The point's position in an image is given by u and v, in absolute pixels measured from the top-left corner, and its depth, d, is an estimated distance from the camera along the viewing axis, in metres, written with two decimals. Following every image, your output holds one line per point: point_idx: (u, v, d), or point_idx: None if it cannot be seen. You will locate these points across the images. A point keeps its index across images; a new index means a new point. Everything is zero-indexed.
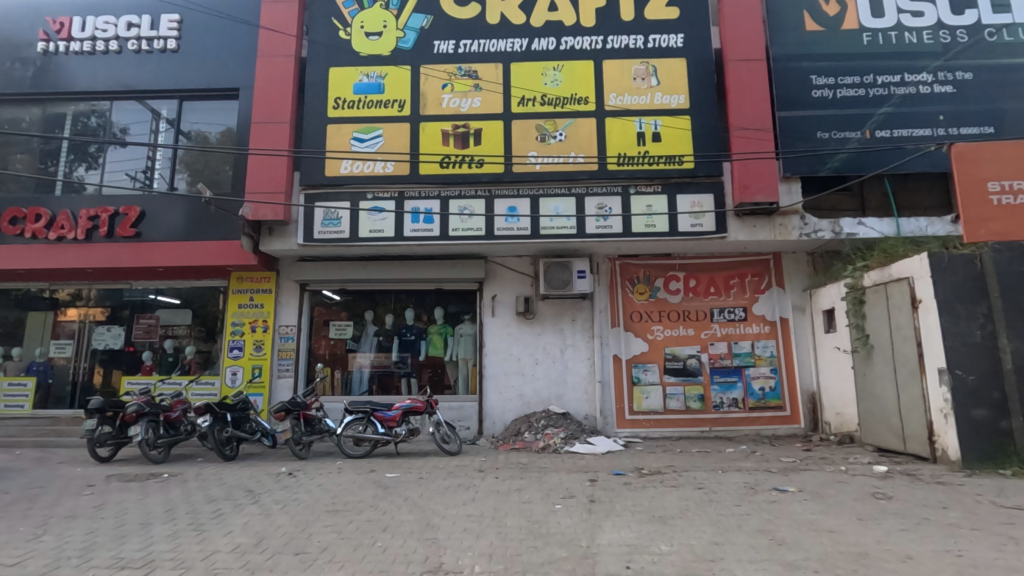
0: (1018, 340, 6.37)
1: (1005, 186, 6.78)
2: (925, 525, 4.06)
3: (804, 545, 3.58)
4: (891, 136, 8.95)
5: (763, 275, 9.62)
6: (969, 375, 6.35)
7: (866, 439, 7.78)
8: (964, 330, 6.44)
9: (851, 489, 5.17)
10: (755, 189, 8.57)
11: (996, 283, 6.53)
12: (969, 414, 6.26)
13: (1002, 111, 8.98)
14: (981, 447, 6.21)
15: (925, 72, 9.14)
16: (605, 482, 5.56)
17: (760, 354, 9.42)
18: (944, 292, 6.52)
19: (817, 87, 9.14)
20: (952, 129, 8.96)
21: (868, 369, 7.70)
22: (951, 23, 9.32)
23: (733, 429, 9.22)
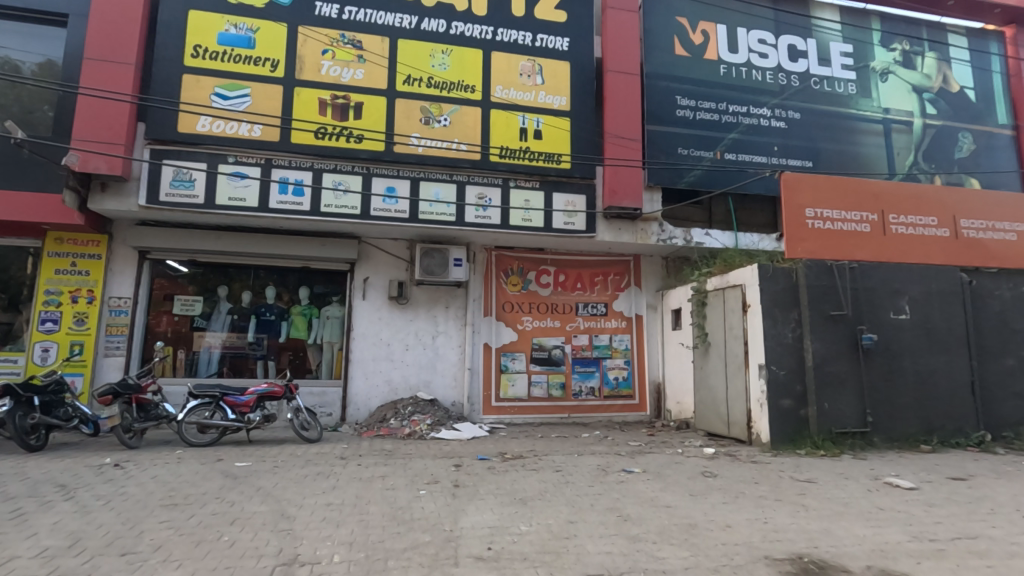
0: (818, 342, 7.58)
1: (817, 213, 8.17)
2: (742, 497, 4.71)
3: (646, 519, 3.96)
4: (736, 159, 10.15)
5: (624, 274, 10.41)
6: (781, 370, 7.47)
7: (698, 425, 8.82)
8: (779, 332, 7.55)
9: (686, 469, 5.83)
10: (622, 195, 9.23)
11: (806, 294, 7.68)
12: (778, 403, 7.38)
13: (819, 149, 10.64)
14: (785, 431, 7.35)
15: (766, 107, 10.50)
16: (470, 467, 5.67)
17: (616, 347, 10.19)
18: (767, 299, 7.59)
19: (680, 107, 10.07)
20: (782, 159, 10.40)
21: (705, 364, 8.73)
22: (788, 68, 10.79)
23: (589, 416, 9.88)
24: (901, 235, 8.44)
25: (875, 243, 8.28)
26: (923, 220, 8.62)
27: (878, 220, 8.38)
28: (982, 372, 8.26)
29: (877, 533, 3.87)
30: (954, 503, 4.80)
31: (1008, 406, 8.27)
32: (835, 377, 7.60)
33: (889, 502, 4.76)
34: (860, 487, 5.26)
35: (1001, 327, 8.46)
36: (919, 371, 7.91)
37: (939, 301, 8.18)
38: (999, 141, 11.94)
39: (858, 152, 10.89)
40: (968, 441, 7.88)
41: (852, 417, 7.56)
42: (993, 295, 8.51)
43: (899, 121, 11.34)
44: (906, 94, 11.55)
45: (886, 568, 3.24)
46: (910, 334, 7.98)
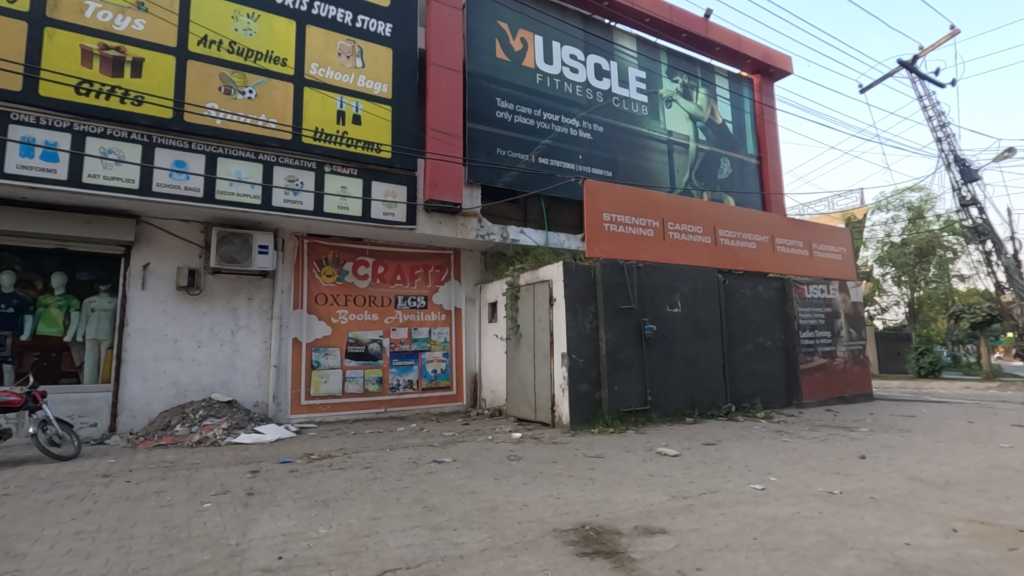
0: (610, 333, 8.55)
1: (613, 218, 9.18)
2: (540, 477, 5.12)
3: (450, 507, 4.07)
4: (548, 164, 10.92)
5: (444, 268, 10.54)
6: (580, 358, 8.26)
7: (509, 411, 9.34)
8: (579, 324, 8.35)
9: (493, 454, 6.13)
10: (443, 189, 9.30)
11: (602, 289, 8.61)
12: (577, 388, 8.15)
13: (617, 161, 11.97)
14: (582, 412, 8.15)
15: (575, 118, 11.47)
16: (269, 472, 5.23)
17: (435, 339, 10.29)
18: (570, 294, 8.33)
19: (499, 109, 10.50)
20: (587, 167, 11.48)
21: (516, 354, 9.28)
22: (594, 85, 11.93)
23: (406, 409, 9.82)
24: (676, 240, 9.92)
25: (656, 246, 9.60)
26: (692, 228, 10.22)
27: (659, 227, 9.73)
28: (730, 355, 10.13)
29: (645, 497, 4.51)
30: (704, 464, 5.81)
31: (747, 382, 10.27)
32: (623, 363, 8.66)
33: (658, 468, 5.57)
34: (637, 458, 6.06)
35: (743, 318, 10.46)
36: (686, 355, 9.40)
37: (702, 296, 9.80)
38: (748, 168, 14.72)
39: (648, 166, 12.50)
40: (719, 412, 9.60)
41: (635, 397, 8.69)
42: (738, 291, 10.49)
43: (679, 143, 13.29)
44: (684, 121, 13.57)
45: (649, 526, 3.78)
46: (680, 325, 9.43)
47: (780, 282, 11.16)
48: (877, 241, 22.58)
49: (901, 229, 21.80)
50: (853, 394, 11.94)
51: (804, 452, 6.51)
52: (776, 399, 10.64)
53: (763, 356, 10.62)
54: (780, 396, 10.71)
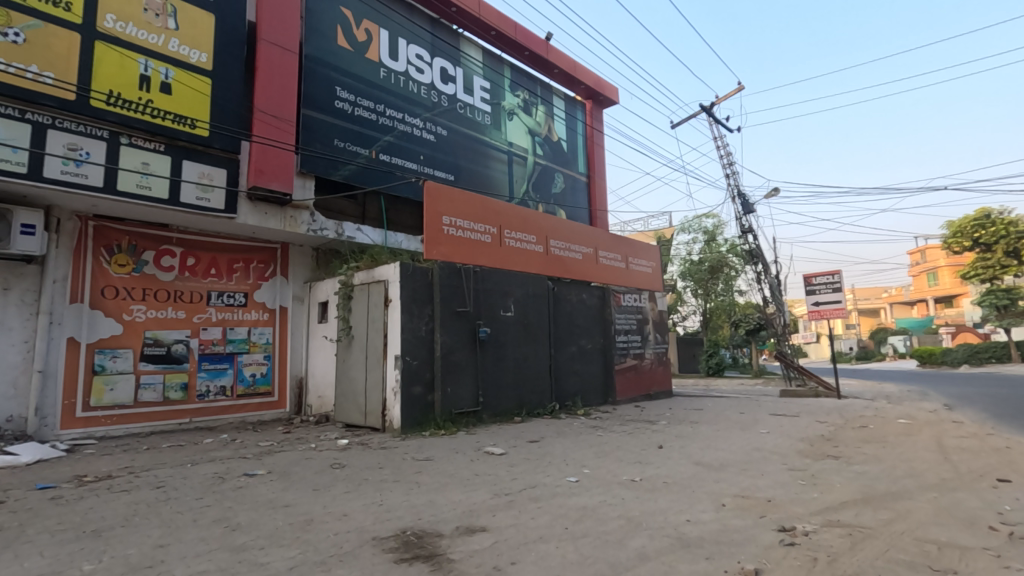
0: (445, 335, 8.59)
1: (452, 221, 9.23)
2: (363, 484, 4.91)
3: (256, 525, 3.70)
4: (390, 162, 10.66)
5: (269, 263, 9.68)
6: (413, 360, 8.16)
7: (338, 417, 8.87)
8: (414, 326, 8.25)
9: (315, 464, 5.74)
10: (270, 176, 8.52)
11: (438, 292, 8.63)
12: (409, 391, 8.03)
13: (459, 166, 12.14)
14: (413, 415, 8.03)
15: (419, 118, 11.38)
16: (20, 503, 4.25)
17: (255, 341, 9.37)
18: (405, 295, 8.20)
19: (339, 98, 9.97)
20: (429, 169, 11.45)
21: (347, 356, 8.86)
22: (440, 88, 11.97)
23: (216, 418, 8.77)
24: (512, 247, 10.33)
25: (493, 251, 9.89)
26: (526, 237, 10.74)
27: (496, 233, 10.05)
28: (556, 357, 10.84)
29: (468, 496, 4.59)
30: (527, 461, 6.10)
31: (570, 382, 11.08)
32: (457, 365, 8.76)
33: (484, 467, 5.71)
34: (465, 459, 6.15)
35: (569, 323, 11.29)
36: (517, 357, 9.84)
37: (533, 302, 10.36)
38: (579, 185, 15.99)
39: (488, 174, 12.89)
40: (545, 411, 10.19)
41: (467, 398, 8.84)
42: (565, 298, 11.30)
43: (518, 155, 13.93)
44: (524, 134, 14.27)
45: (470, 525, 3.85)
46: (512, 328, 9.85)
47: (601, 291, 12.30)
48: (680, 258, 26.04)
49: (699, 248, 25.45)
50: (657, 391, 13.56)
51: (614, 445, 7.20)
52: (594, 397, 11.64)
53: (584, 358, 11.56)
54: (598, 394, 11.74)
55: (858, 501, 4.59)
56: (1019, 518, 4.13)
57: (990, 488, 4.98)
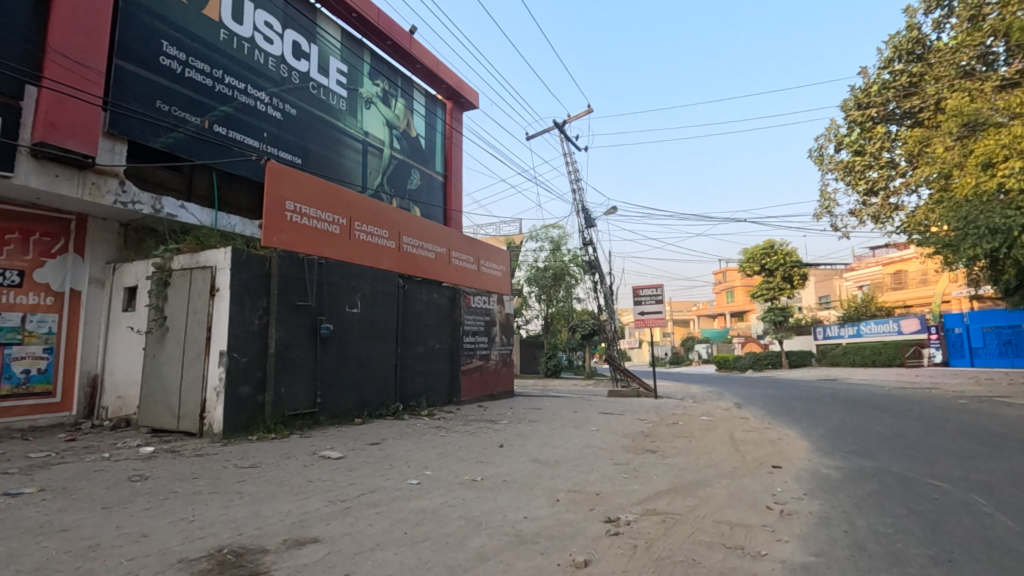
0: (281, 330, 7.89)
1: (296, 208, 8.52)
2: (171, 498, 4.26)
3: (18, 557, 3.00)
4: (226, 135, 9.54)
5: (58, 237, 8.05)
6: (242, 357, 7.36)
7: (142, 422, 7.65)
8: (245, 319, 7.46)
9: (107, 477, 4.84)
10: (65, 133, 7.09)
11: (276, 283, 7.91)
12: (236, 391, 7.22)
13: (307, 149, 11.31)
14: (238, 418, 7.22)
15: (264, 92, 10.36)
16: None
17: (31, 330, 7.71)
18: (236, 285, 7.37)
19: (166, 55, 8.66)
20: (273, 149, 10.48)
21: (159, 351, 7.71)
22: (290, 63, 11.03)
23: None
24: (362, 241, 9.86)
25: (341, 244, 9.34)
26: (377, 231, 10.33)
27: (345, 225, 9.51)
28: (402, 357, 10.59)
29: (299, 505, 4.23)
30: (366, 464, 5.83)
31: (415, 382, 10.90)
32: (293, 363, 8.10)
33: (318, 473, 5.32)
34: (296, 464, 5.68)
35: (417, 322, 11.12)
36: (361, 356, 9.41)
37: (381, 299, 10.01)
38: (435, 184, 15.89)
39: (339, 162, 12.21)
40: (388, 412, 9.88)
41: (303, 399, 8.22)
42: (415, 296, 11.12)
43: (374, 146, 13.41)
44: (381, 125, 13.78)
45: (299, 537, 3.54)
46: (357, 326, 9.40)
47: (451, 291, 12.34)
48: (528, 264, 27.26)
49: (545, 257, 26.88)
50: (500, 391, 13.96)
51: (456, 445, 7.21)
52: (439, 397, 11.59)
53: (431, 358, 11.47)
54: (442, 394, 11.72)
55: (670, 490, 5.16)
56: (787, 498, 4.97)
57: (767, 473, 5.93)
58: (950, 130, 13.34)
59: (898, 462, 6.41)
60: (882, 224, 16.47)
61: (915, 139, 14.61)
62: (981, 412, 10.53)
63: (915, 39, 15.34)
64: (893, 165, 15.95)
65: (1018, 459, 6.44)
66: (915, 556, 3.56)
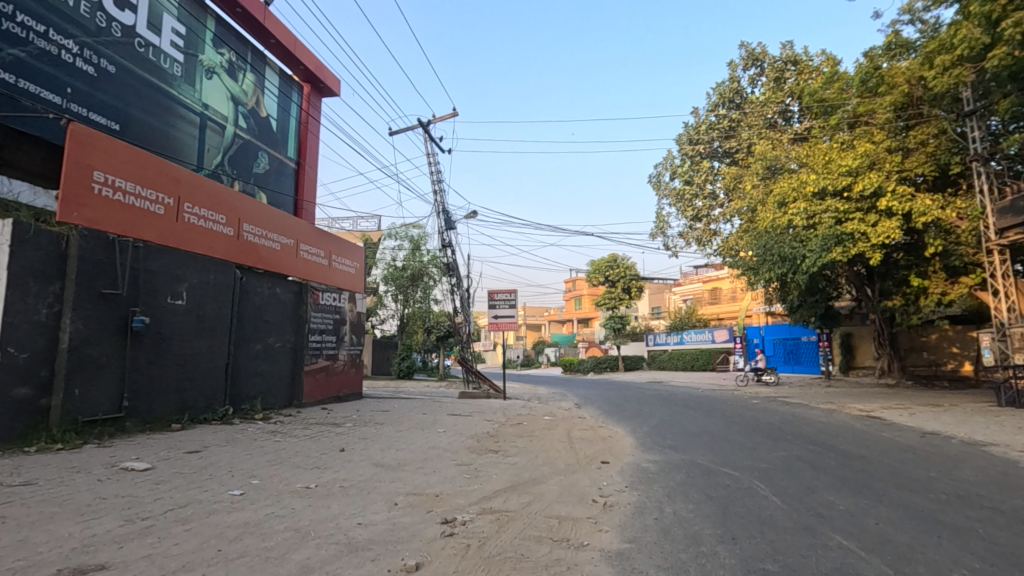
0: (79, 322, 6.73)
1: (107, 180, 7.32)
2: None
3: None
4: (15, 84, 7.90)
5: None
6: (20, 353, 6.14)
7: None
8: (28, 307, 6.24)
9: None
10: None
11: (74, 267, 6.74)
12: (8, 393, 5.99)
13: (128, 114, 9.84)
14: (10, 426, 5.99)
15: (72, 40, 8.79)
16: None
17: None
18: (17, 266, 6.15)
19: None
20: (80, 108, 8.93)
21: None
22: (111, 12, 9.50)
23: None
24: (192, 225, 8.78)
25: (164, 226, 8.22)
26: (213, 216, 9.29)
27: (172, 206, 8.41)
28: (235, 355, 9.65)
29: (85, 528, 3.61)
30: (179, 476, 5.18)
31: (249, 383, 9.98)
32: (92, 361, 6.93)
33: (116, 489, 4.60)
34: (87, 479, 4.85)
35: (255, 317, 10.22)
36: (183, 354, 8.36)
37: (212, 291, 9.00)
38: (285, 170, 14.79)
39: (169, 134, 10.82)
40: (214, 416, 8.90)
41: (105, 403, 7.08)
42: (254, 290, 10.21)
43: (213, 121, 12.08)
44: (224, 99, 12.46)
45: (81, 564, 3.03)
46: (181, 319, 8.35)
47: (297, 286, 11.55)
48: (385, 262, 26.58)
49: (403, 256, 26.40)
50: (347, 392, 13.33)
51: (291, 451, 6.72)
52: (277, 399, 10.74)
53: (270, 357, 10.59)
54: (281, 396, 10.88)
55: (507, 489, 5.33)
56: (611, 491, 5.44)
57: (596, 469, 6.44)
58: (757, 172, 15.76)
59: (703, 455, 7.33)
60: (703, 246, 18.86)
61: (732, 176, 16.95)
62: (768, 410, 12.49)
63: (735, 90, 17.84)
64: (714, 197, 18.36)
65: (790, 449, 7.75)
66: (707, 536, 4.11)
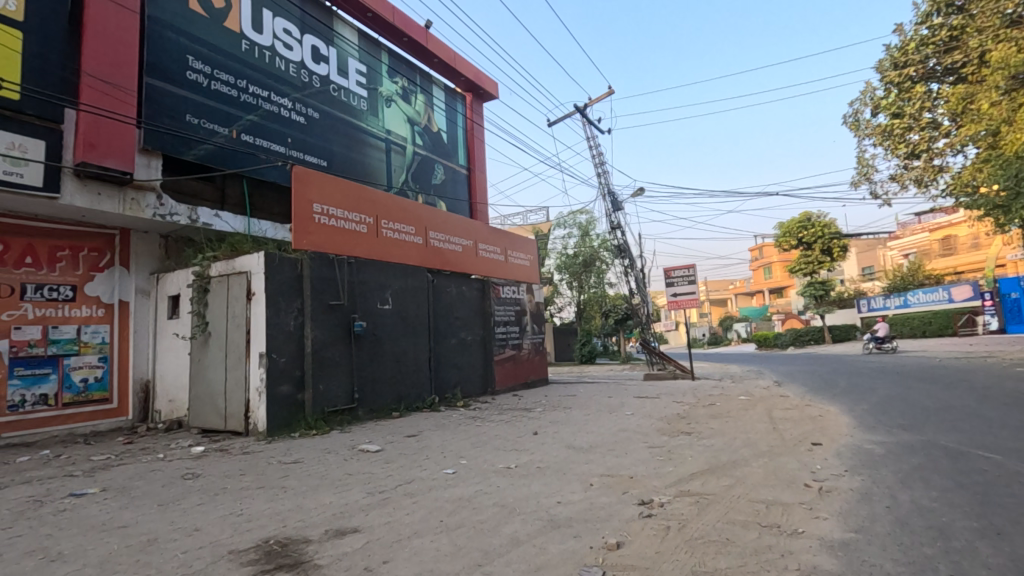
0: (316, 330, 8.14)
1: (323, 210, 8.72)
2: (220, 494, 4.57)
3: (86, 551, 3.29)
4: (253, 142, 9.86)
5: (105, 251, 8.70)
6: (281, 358, 7.64)
7: (192, 423, 8.19)
8: (282, 320, 7.73)
9: (162, 476, 5.32)
10: (103, 151, 7.56)
11: (309, 284, 8.17)
12: (276, 391, 7.51)
13: (332, 151, 11.57)
14: (281, 416, 7.50)
15: (287, 98, 10.64)
16: None
17: (86, 341, 8.37)
18: (270, 288, 7.65)
19: (192, 69, 9.06)
20: (299, 153, 10.76)
21: (203, 356, 8.19)
22: (310, 67, 11.29)
23: (34, 433, 7.69)
24: (389, 238, 10.01)
25: (368, 243, 9.50)
26: (404, 228, 10.47)
27: (372, 224, 9.67)
28: (435, 351, 10.78)
29: (340, 497, 4.40)
30: (403, 456, 6.00)
31: (450, 373, 11.09)
32: (329, 361, 8.34)
33: (357, 466, 5.50)
34: (337, 458, 5.89)
35: (448, 315, 11.29)
36: (394, 352, 9.62)
37: (410, 295, 10.18)
38: (459, 177, 16.00)
39: (364, 162, 12.45)
40: (424, 404, 10.08)
41: (341, 396, 8.46)
42: (444, 290, 11.29)
43: (396, 144, 13.58)
44: (402, 122, 13.93)
45: (340, 527, 3.70)
46: (390, 321, 9.61)
47: (480, 283, 12.47)
48: (557, 252, 27.22)
49: (574, 243, 26.75)
50: (534, 379, 14.03)
51: (492, 434, 7.31)
52: (474, 388, 11.75)
53: (464, 350, 11.63)
54: (477, 385, 11.87)
55: (705, 471, 5.13)
56: (827, 475, 4.89)
57: (806, 451, 5.84)
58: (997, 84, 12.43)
59: (947, 435, 6.17)
60: (925, 188, 15.72)
61: (959, 97, 13.59)
62: None
63: None
64: (935, 125, 15.16)
65: None
66: (960, 530, 3.46)
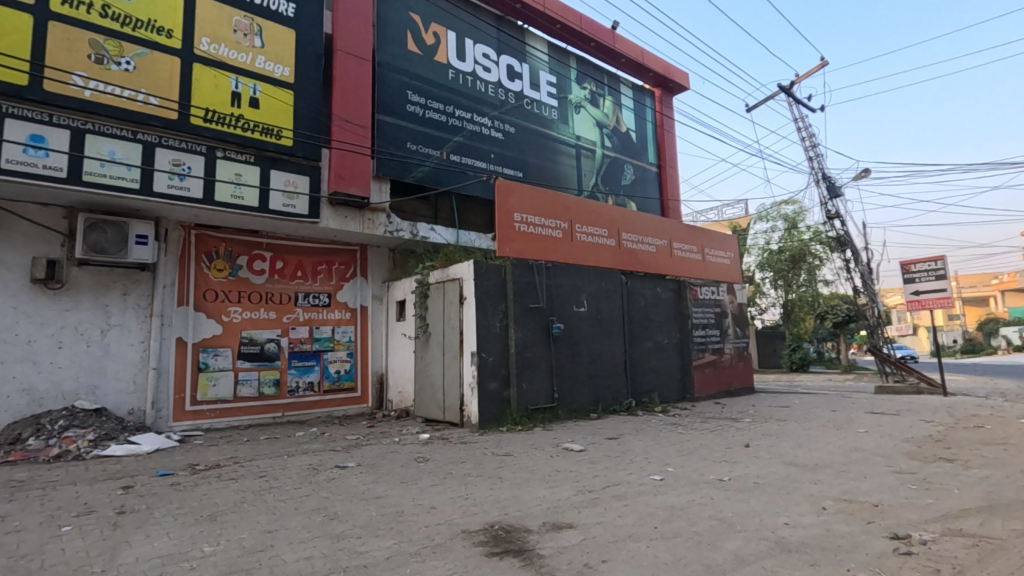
0: (519, 331, 8.65)
1: (522, 218, 9.27)
2: (448, 478, 5.13)
3: (354, 514, 3.97)
4: (460, 161, 10.91)
5: (350, 264, 10.40)
6: (489, 356, 8.28)
7: (417, 412, 9.34)
8: (489, 322, 8.38)
9: (401, 457, 6.17)
10: (348, 181, 9.06)
11: (512, 288, 8.71)
12: (486, 387, 8.15)
13: (528, 162, 12.21)
14: (490, 411, 8.13)
15: (487, 117, 11.56)
16: (145, 488, 4.78)
17: (339, 339, 10.10)
18: (479, 292, 8.34)
19: (411, 102, 10.39)
20: (498, 166, 11.58)
21: (425, 353, 9.26)
22: (506, 85, 12.10)
23: (305, 413, 9.54)
24: (583, 242, 10.22)
25: (564, 247, 9.82)
26: (597, 231, 10.58)
27: (567, 229, 9.97)
28: (631, 353, 10.64)
29: (552, 492, 4.59)
30: (607, 458, 6.03)
31: (646, 377, 10.84)
32: (531, 361, 8.78)
33: (564, 464, 5.69)
34: (543, 454, 6.17)
35: (643, 317, 11.06)
36: (591, 353, 9.73)
37: (605, 297, 10.22)
38: (650, 176, 15.60)
39: (557, 169, 12.88)
40: (621, 407, 10.02)
41: (542, 395, 8.84)
42: (639, 292, 11.08)
43: (586, 148, 13.79)
44: (592, 127, 14.10)
45: (557, 521, 3.85)
46: (586, 323, 9.76)
47: (676, 284, 11.97)
48: (759, 248, 24.79)
49: (779, 237, 24.09)
50: (738, 386, 12.98)
51: (696, 443, 6.94)
52: (672, 393, 11.32)
53: (660, 353, 11.27)
54: (675, 390, 11.41)
55: (980, 509, 4.17)
56: None
57: None
58: None
59: None
60: None
61: None
62: None
63: None
64: None
65: None
66: None
